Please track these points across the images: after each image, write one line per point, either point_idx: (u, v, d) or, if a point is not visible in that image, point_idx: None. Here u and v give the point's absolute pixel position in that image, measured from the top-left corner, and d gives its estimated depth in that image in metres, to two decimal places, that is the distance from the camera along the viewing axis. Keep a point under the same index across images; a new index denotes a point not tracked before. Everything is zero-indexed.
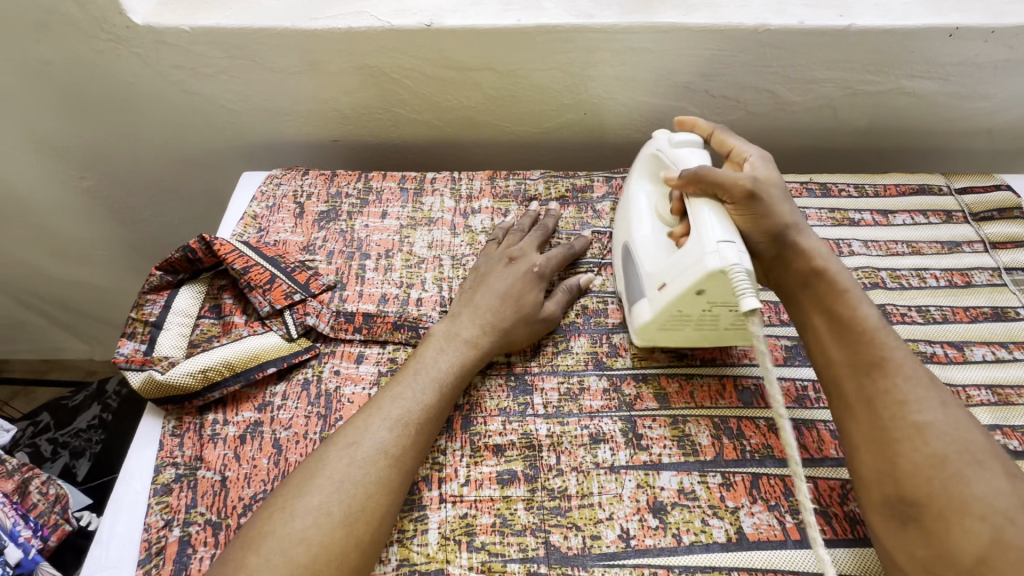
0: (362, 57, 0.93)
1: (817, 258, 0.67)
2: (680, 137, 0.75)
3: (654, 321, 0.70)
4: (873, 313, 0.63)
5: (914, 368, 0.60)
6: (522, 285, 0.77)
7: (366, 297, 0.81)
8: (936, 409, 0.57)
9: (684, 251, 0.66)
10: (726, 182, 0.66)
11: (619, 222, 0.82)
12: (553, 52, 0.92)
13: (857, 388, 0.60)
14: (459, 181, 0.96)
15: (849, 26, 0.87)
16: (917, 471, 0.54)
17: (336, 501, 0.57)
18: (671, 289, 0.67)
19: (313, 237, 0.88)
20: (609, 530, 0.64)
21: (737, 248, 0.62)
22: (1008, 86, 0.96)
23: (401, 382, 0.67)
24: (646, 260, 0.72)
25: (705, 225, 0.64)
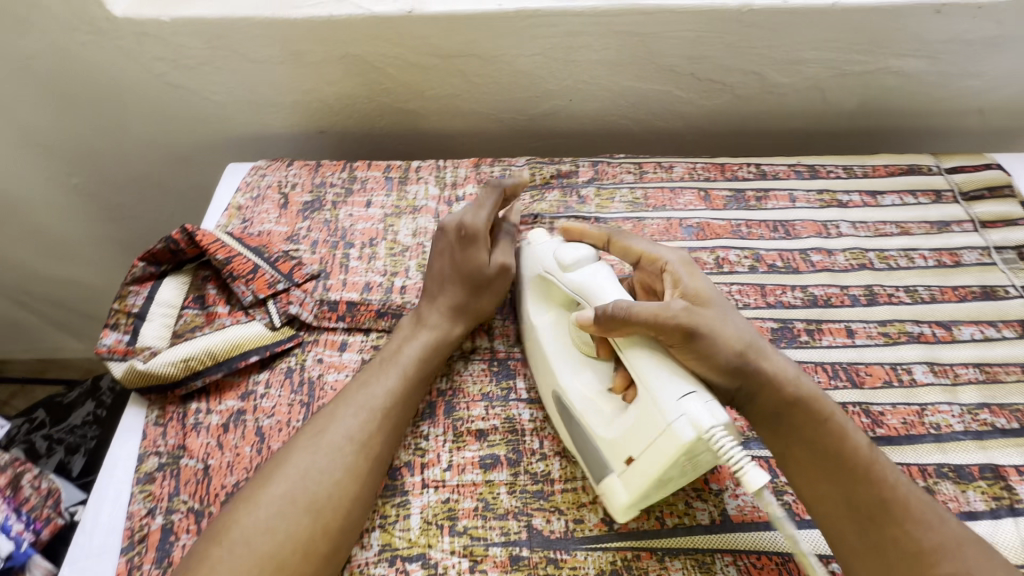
0: (345, 46, 0.93)
1: (790, 384, 0.61)
2: (568, 255, 0.67)
3: (632, 503, 0.59)
4: (861, 442, 0.59)
5: (916, 502, 0.55)
6: (462, 257, 0.75)
7: (349, 285, 0.81)
8: (955, 556, 0.53)
9: (642, 413, 0.56)
10: (659, 322, 0.58)
11: (539, 368, 0.71)
12: (536, 37, 0.91)
13: (862, 537, 0.55)
14: (444, 169, 0.95)
15: (834, 5, 0.86)
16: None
17: (300, 489, 0.58)
18: (644, 465, 0.56)
19: (297, 227, 0.88)
20: (592, 513, 0.63)
21: (702, 401, 0.54)
22: (997, 63, 0.95)
23: (370, 371, 0.68)
24: (598, 427, 0.61)
25: (657, 382, 0.56)
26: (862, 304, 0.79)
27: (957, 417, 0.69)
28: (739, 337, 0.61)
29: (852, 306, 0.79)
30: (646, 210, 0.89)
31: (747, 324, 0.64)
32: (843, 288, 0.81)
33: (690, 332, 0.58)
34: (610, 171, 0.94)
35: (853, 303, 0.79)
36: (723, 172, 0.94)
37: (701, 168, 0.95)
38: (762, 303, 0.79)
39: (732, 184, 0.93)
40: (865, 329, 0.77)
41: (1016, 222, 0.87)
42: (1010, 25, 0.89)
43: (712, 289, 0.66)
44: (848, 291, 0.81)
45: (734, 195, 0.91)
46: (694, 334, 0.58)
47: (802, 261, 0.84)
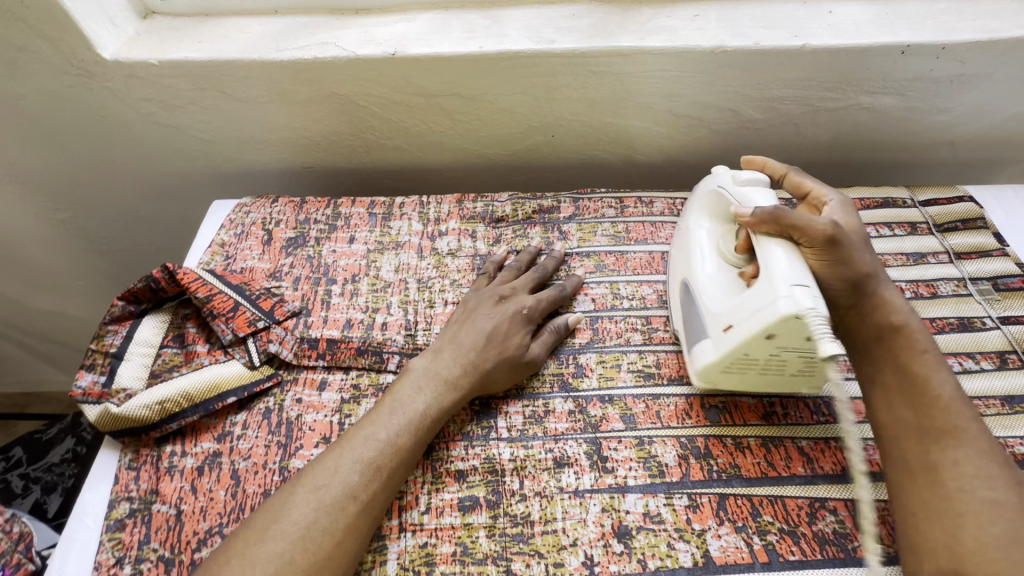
0: (329, 86, 0.95)
1: (896, 315, 0.66)
2: (744, 175, 0.74)
3: (716, 364, 0.68)
4: (949, 378, 0.63)
5: (986, 441, 0.59)
6: (509, 325, 0.76)
7: (330, 322, 0.81)
8: (1011, 489, 0.56)
9: (753, 291, 0.64)
10: (803, 225, 0.64)
11: (677, 259, 0.80)
12: (516, 77, 0.93)
13: (922, 454, 0.60)
14: (427, 204, 0.96)
15: (804, 46, 0.89)
16: (982, 550, 0.53)
17: (300, 549, 0.56)
18: (739, 331, 0.64)
19: (279, 264, 0.88)
20: (573, 556, 0.62)
21: (812, 293, 0.60)
22: (965, 100, 0.98)
23: (375, 422, 0.65)
24: (711, 299, 0.70)
25: (777, 266, 0.63)
26: None
27: None
28: (858, 263, 0.67)
29: None
30: (627, 244, 0.91)
31: (879, 263, 0.69)
32: None
33: (825, 241, 0.64)
34: (590, 206, 0.96)
35: None
36: None
37: (680, 204, 0.97)
38: None
39: None
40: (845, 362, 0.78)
41: (990, 254, 0.89)
42: (975, 64, 0.92)
43: (864, 231, 0.71)
44: None
45: None
46: (824, 252, 0.65)
47: None
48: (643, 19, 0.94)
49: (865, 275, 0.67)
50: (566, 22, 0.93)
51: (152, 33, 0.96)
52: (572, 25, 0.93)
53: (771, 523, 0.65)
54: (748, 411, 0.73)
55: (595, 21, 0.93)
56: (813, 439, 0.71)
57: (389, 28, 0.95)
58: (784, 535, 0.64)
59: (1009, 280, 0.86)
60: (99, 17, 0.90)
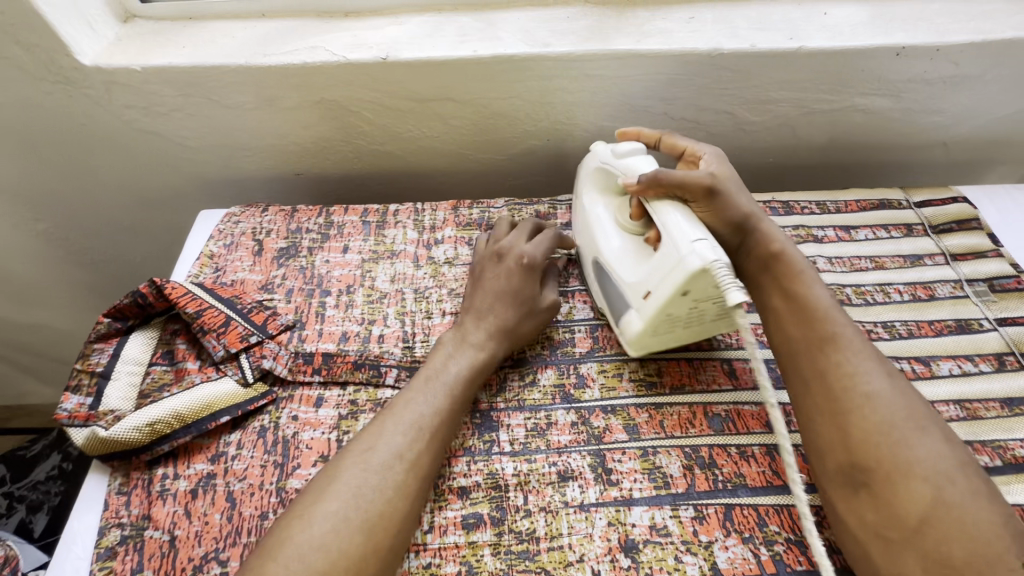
0: (319, 91, 0.93)
1: (777, 245, 0.72)
2: (624, 148, 0.78)
3: (646, 330, 0.70)
4: (825, 291, 0.69)
5: (860, 340, 0.65)
6: (510, 281, 0.76)
7: (326, 336, 0.79)
8: (885, 378, 0.62)
9: (662, 254, 0.66)
10: (684, 182, 0.69)
11: (583, 238, 0.83)
12: (511, 81, 0.92)
13: (812, 365, 0.65)
14: (422, 212, 0.94)
15: (800, 49, 0.88)
16: (865, 438, 0.59)
17: (354, 507, 0.57)
18: (658, 296, 0.66)
19: (271, 275, 0.86)
20: (580, 573, 0.61)
21: (710, 244, 0.62)
22: (958, 100, 0.98)
23: (413, 388, 0.68)
24: (624, 271, 0.73)
25: (673, 230, 0.65)
26: None
27: None
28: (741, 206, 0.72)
29: None
30: None
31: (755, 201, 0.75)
32: None
33: (705, 194, 0.71)
34: None
35: None
36: None
37: None
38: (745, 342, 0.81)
39: None
40: None
41: (986, 255, 0.89)
42: (969, 65, 0.92)
43: (737, 176, 0.76)
44: None
45: None
46: (706, 203, 0.71)
47: None
48: (638, 21, 0.93)
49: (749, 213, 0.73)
50: (560, 25, 0.92)
51: (133, 37, 0.92)
52: (566, 28, 0.91)
53: (778, 533, 0.64)
54: (751, 419, 0.73)
55: (589, 24, 0.92)
56: None
57: (380, 31, 0.92)
58: (791, 545, 0.63)
59: (1005, 281, 0.86)
60: (77, 21, 0.87)
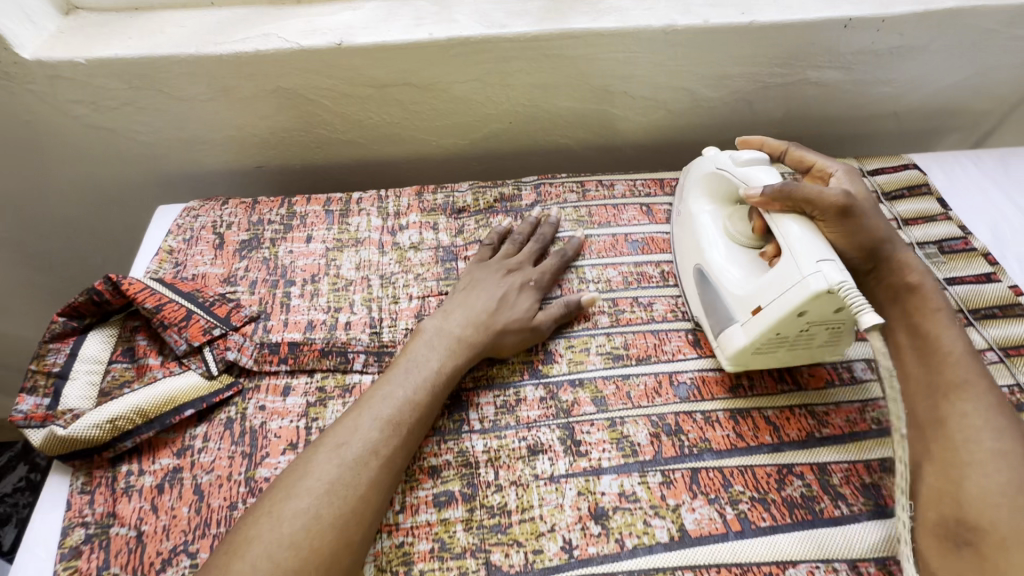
0: (274, 80, 0.91)
1: (911, 280, 0.69)
2: (744, 156, 0.76)
3: (749, 348, 0.69)
4: (960, 337, 0.65)
5: (996, 397, 0.61)
6: (516, 295, 0.78)
7: (291, 325, 0.79)
8: (1014, 440, 0.58)
9: (782, 270, 0.66)
10: (817, 197, 0.67)
11: (685, 245, 0.83)
12: (469, 63, 0.92)
13: (931, 409, 0.62)
14: (386, 199, 0.94)
15: (751, 23, 0.90)
16: (983, 496, 0.55)
17: (326, 504, 0.57)
18: (769, 312, 0.66)
19: (233, 268, 0.85)
20: (551, 542, 0.62)
21: (838, 267, 0.62)
22: (906, 71, 1.01)
23: (391, 379, 0.67)
24: (732, 285, 0.72)
25: (800, 246, 0.65)
26: None
27: None
28: (874, 228, 0.69)
29: None
30: (591, 227, 0.91)
31: (894, 230, 0.72)
32: None
33: (836, 213, 0.67)
34: (552, 192, 0.96)
35: None
36: (662, 187, 0.98)
37: (641, 185, 0.97)
38: None
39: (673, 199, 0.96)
40: None
41: (934, 218, 0.93)
42: (913, 36, 0.95)
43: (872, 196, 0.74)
44: None
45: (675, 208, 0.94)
46: (835, 222, 0.68)
47: None
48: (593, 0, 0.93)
49: (883, 240, 0.70)
50: (516, 6, 0.92)
51: (77, 29, 0.89)
52: (522, 9, 0.91)
53: (742, 492, 0.66)
54: (715, 385, 0.74)
55: (544, 4, 0.92)
56: (778, 408, 0.73)
57: (334, 17, 0.91)
58: (755, 502, 0.65)
59: (953, 242, 0.89)
60: (15, 14, 0.84)
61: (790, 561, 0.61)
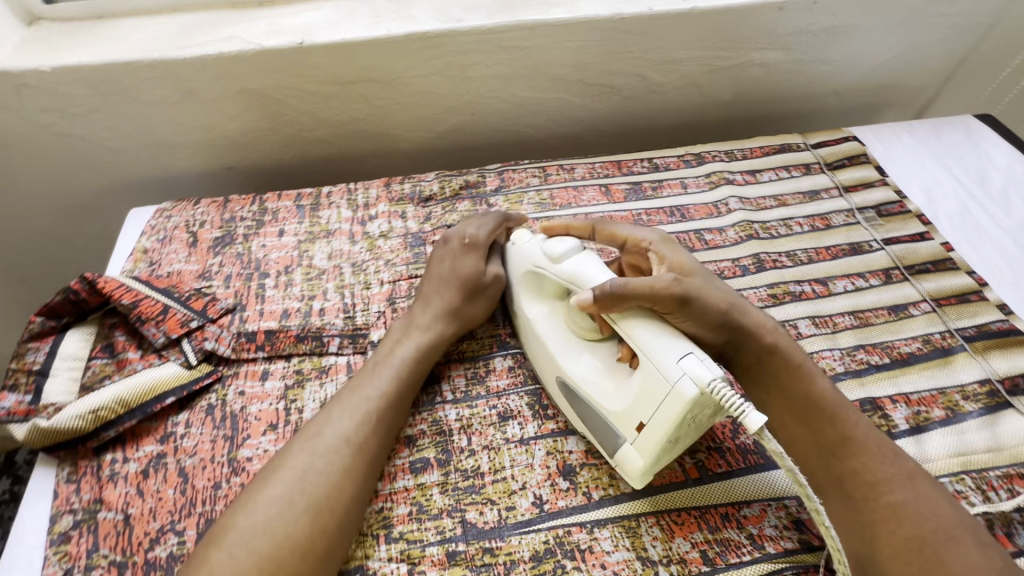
0: (240, 81, 0.94)
1: (769, 334, 0.69)
2: (556, 248, 0.70)
3: (647, 467, 0.62)
4: (828, 385, 0.67)
5: (874, 445, 0.63)
6: (458, 264, 0.79)
7: (267, 314, 0.82)
8: (903, 483, 0.60)
9: (650, 380, 0.60)
10: (653, 294, 0.62)
11: (538, 355, 0.74)
12: (428, 58, 0.95)
13: (827, 471, 0.63)
14: (355, 191, 0.97)
15: (693, 9, 0.95)
16: (895, 555, 0.57)
17: (298, 491, 0.59)
18: (654, 428, 0.60)
19: (207, 264, 0.87)
20: (523, 499, 0.66)
21: (699, 360, 0.57)
22: (842, 50, 1.08)
23: (363, 375, 0.70)
24: (607, 399, 0.65)
25: (655, 351, 0.59)
26: (751, 272, 0.87)
27: (839, 360, 0.77)
28: (721, 299, 0.67)
29: (742, 275, 0.87)
30: (553, 209, 0.96)
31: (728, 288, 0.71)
32: (733, 260, 0.88)
33: (680, 303, 0.63)
34: (515, 177, 1.00)
35: (743, 273, 0.87)
36: (619, 168, 1.03)
37: (600, 167, 1.02)
38: None
39: (630, 179, 1.01)
40: (756, 294, 0.84)
41: (873, 185, 0.99)
42: (845, 16, 1.01)
43: (694, 263, 0.73)
44: (738, 262, 0.88)
45: (632, 187, 0.99)
46: (683, 313, 0.64)
47: (697, 240, 0.91)
48: None
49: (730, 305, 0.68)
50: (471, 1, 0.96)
51: (40, 39, 0.91)
52: (477, 3, 0.95)
53: (700, 443, 0.71)
54: None
55: None
56: None
57: (295, 18, 0.94)
58: (712, 451, 0.70)
59: (889, 206, 0.96)
60: None
61: (744, 501, 0.66)
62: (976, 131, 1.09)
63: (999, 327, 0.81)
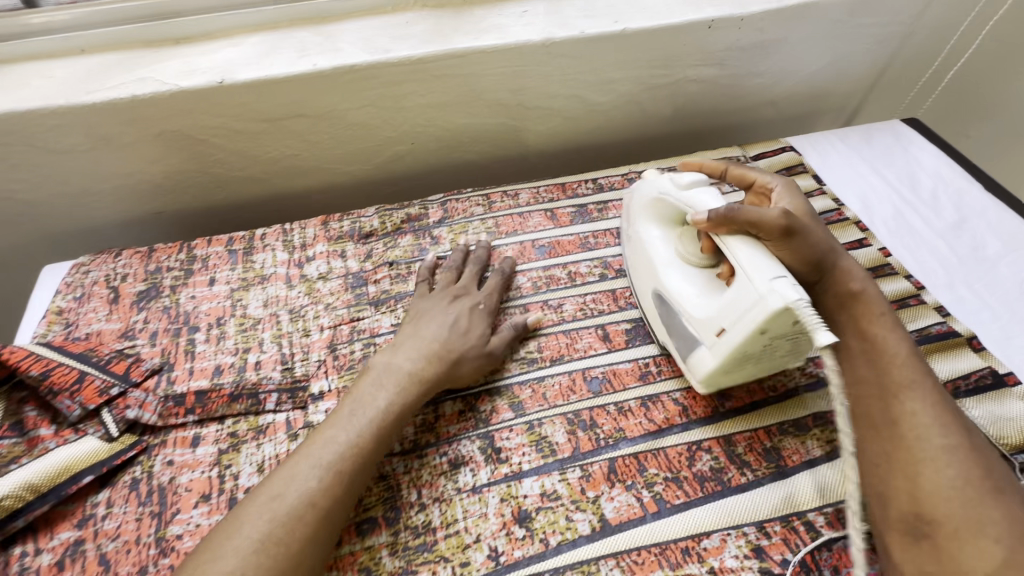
0: (157, 123, 0.88)
1: (856, 280, 0.70)
2: (685, 178, 0.75)
3: (717, 370, 0.69)
4: (905, 337, 0.67)
5: (939, 394, 0.62)
6: (468, 320, 0.78)
7: (198, 373, 0.76)
8: (959, 433, 0.59)
9: (738, 292, 0.64)
10: (761, 220, 0.66)
11: (640, 269, 0.82)
12: (360, 91, 0.92)
13: (882, 408, 0.62)
14: (291, 232, 0.93)
15: (624, 30, 0.95)
16: (937, 491, 0.56)
17: (253, 566, 0.54)
18: (733, 335, 0.65)
19: (131, 321, 0.82)
20: (477, 552, 0.63)
21: (790, 283, 0.60)
22: (773, 62, 1.10)
23: (333, 424, 0.65)
24: (693, 307, 0.71)
25: (750, 267, 0.63)
26: None
27: (790, 375, 0.79)
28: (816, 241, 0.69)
29: None
30: (499, 238, 0.94)
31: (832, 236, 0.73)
32: None
33: (782, 233, 0.66)
34: (459, 207, 0.98)
35: None
36: (564, 191, 1.02)
37: (544, 192, 1.01)
38: (614, 307, 0.86)
39: (575, 202, 1.00)
40: None
41: (811, 194, 1.01)
42: (772, 30, 1.03)
43: (810, 209, 0.75)
44: None
45: (578, 210, 0.99)
46: (782, 243, 0.67)
47: None
48: (475, 20, 0.96)
49: (826, 249, 0.70)
50: (399, 30, 0.94)
51: None
52: (405, 33, 0.93)
53: (657, 474, 0.69)
54: (626, 375, 0.78)
55: (427, 27, 0.94)
56: (685, 389, 0.77)
57: (214, 56, 0.90)
58: (669, 482, 0.69)
59: (828, 215, 0.98)
60: None
61: (704, 533, 0.64)
62: (905, 135, 1.13)
63: (938, 330, 0.83)
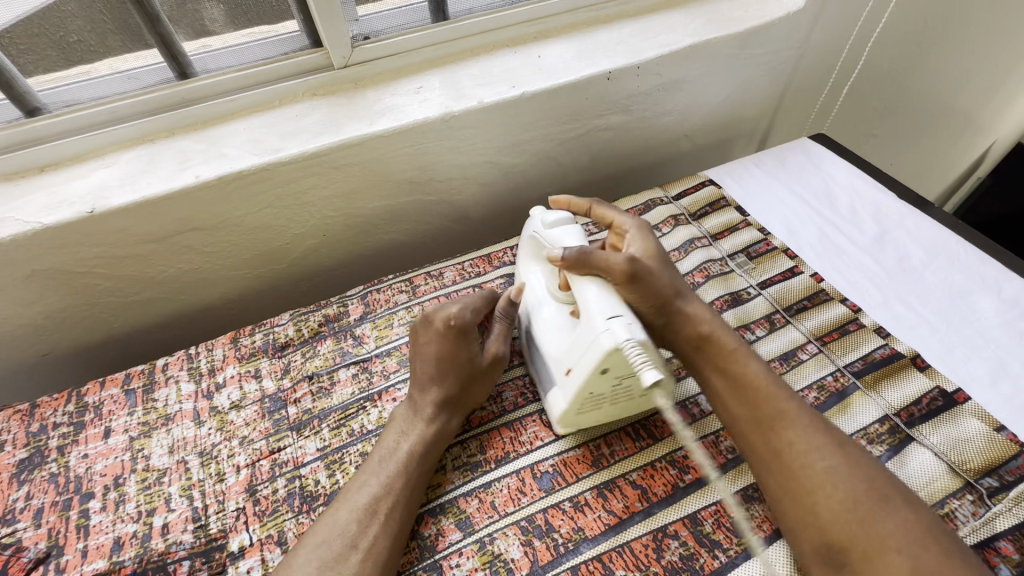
0: (27, 264, 0.80)
1: (704, 322, 0.72)
2: (551, 218, 0.78)
3: (570, 409, 0.69)
4: (760, 365, 0.69)
5: (805, 413, 0.64)
6: (452, 346, 0.73)
7: (92, 553, 0.66)
8: (835, 450, 0.61)
9: (581, 330, 0.66)
10: (606, 267, 0.68)
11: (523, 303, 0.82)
12: (254, 195, 0.86)
13: (764, 444, 0.63)
14: (197, 357, 0.85)
15: (523, 94, 0.93)
16: (836, 516, 0.57)
17: None
18: (575, 375, 0.66)
19: (10, 501, 0.70)
20: None
21: (625, 322, 0.61)
22: (677, 101, 1.10)
23: (318, 530, 0.62)
24: (550, 344, 0.73)
25: (593, 307, 0.64)
26: None
27: None
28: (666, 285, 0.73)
29: None
30: None
31: (679, 277, 0.76)
32: None
33: (627, 278, 0.68)
34: (380, 299, 0.91)
35: None
36: (490, 263, 0.97)
37: (469, 266, 0.96)
38: None
39: (502, 272, 0.96)
40: None
41: (738, 227, 1.01)
42: (670, 73, 1.03)
43: (661, 248, 0.78)
44: None
45: (506, 281, 0.94)
46: (627, 287, 0.69)
47: None
48: (368, 103, 0.92)
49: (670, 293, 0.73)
50: (289, 126, 0.88)
51: None
52: (296, 128, 0.88)
53: None
54: (578, 464, 0.72)
55: (318, 118, 0.90)
56: (641, 468, 0.72)
57: (84, 181, 0.82)
58: None
59: (757, 247, 0.98)
60: None
61: None
62: (815, 153, 1.15)
63: (882, 354, 0.82)
